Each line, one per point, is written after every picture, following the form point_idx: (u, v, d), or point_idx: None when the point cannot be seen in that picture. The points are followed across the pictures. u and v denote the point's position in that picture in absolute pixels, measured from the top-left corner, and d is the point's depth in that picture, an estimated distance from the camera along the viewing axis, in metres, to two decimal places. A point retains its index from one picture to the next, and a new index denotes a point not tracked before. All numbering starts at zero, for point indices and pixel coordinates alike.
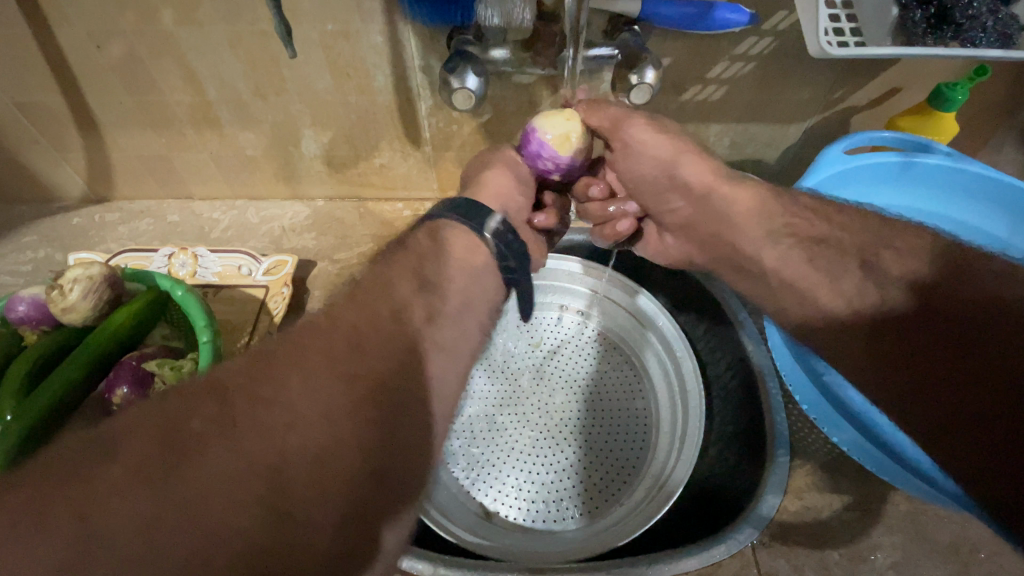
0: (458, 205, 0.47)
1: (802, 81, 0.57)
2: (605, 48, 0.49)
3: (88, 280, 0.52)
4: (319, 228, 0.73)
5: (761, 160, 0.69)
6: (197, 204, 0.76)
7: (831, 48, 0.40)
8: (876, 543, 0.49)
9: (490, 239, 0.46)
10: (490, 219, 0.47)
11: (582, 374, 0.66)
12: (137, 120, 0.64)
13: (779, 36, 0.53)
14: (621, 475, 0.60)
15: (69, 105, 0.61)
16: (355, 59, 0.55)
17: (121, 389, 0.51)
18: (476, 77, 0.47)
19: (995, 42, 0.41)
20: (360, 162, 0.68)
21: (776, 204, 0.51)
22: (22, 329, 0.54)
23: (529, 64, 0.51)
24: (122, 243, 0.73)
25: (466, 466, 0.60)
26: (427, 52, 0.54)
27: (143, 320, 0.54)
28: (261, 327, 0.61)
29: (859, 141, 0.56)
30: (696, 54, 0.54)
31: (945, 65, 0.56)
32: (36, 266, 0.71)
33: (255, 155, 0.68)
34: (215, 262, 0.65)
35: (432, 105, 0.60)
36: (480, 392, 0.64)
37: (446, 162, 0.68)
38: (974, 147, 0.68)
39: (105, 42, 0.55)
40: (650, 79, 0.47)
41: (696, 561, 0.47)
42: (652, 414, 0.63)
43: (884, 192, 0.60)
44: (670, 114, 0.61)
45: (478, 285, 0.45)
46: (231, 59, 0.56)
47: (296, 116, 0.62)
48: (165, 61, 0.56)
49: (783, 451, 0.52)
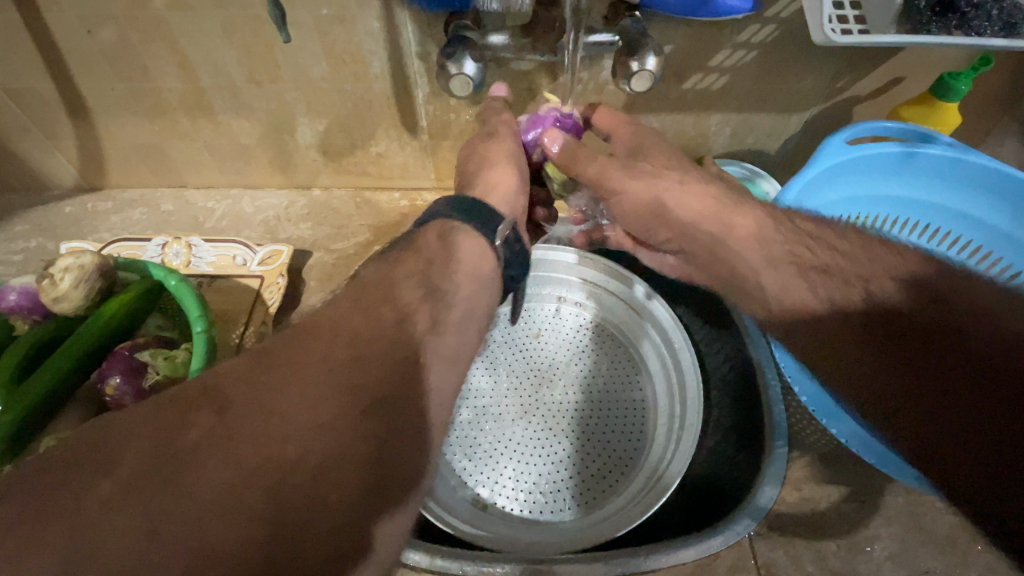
0: (464, 205, 0.44)
1: (805, 70, 0.57)
2: (605, 34, 0.48)
3: (80, 270, 0.51)
4: (315, 218, 0.72)
5: (762, 150, 0.68)
6: (191, 193, 0.75)
7: (836, 35, 0.39)
8: (874, 534, 0.49)
9: (498, 246, 0.44)
10: (500, 226, 0.45)
11: (580, 366, 0.66)
12: (130, 107, 0.63)
13: (781, 24, 0.52)
14: (619, 467, 0.60)
15: (60, 92, 0.60)
16: (351, 45, 0.54)
17: (115, 379, 0.50)
18: (475, 63, 0.46)
19: (1000, 30, 0.40)
20: (357, 150, 0.67)
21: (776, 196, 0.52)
22: (13, 319, 0.53)
23: (528, 50, 0.49)
24: (115, 232, 0.72)
25: (464, 458, 0.60)
26: (424, 39, 0.53)
27: (136, 309, 0.53)
28: (256, 318, 0.61)
29: (861, 131, 0.55)
30: (698, 42, 0.53)
31: (950, 55, 0.56)
32: (28, 256, 0.70)
33: (249, 143, 0.67)
34: (209, 252, 0.64)
35: (429, 92, 0.59)
36: (477, 384, 0.64)
37: (443, 151, 0.67)
38: (976, 139, 0.68)
39: (96, 27, 0.53)
40: (651, 65, 0.46)
41: (693, 552, 0.47)
42: (650, 405, 0.63)
43: (887, 183, 0.60)
44: (672, 102, 0.60)
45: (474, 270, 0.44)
46: (224, 45, 0.55)
47: (291, 103, 0.61)
48: (157, 46, 0.55)
49: (782, 442, 0.51)
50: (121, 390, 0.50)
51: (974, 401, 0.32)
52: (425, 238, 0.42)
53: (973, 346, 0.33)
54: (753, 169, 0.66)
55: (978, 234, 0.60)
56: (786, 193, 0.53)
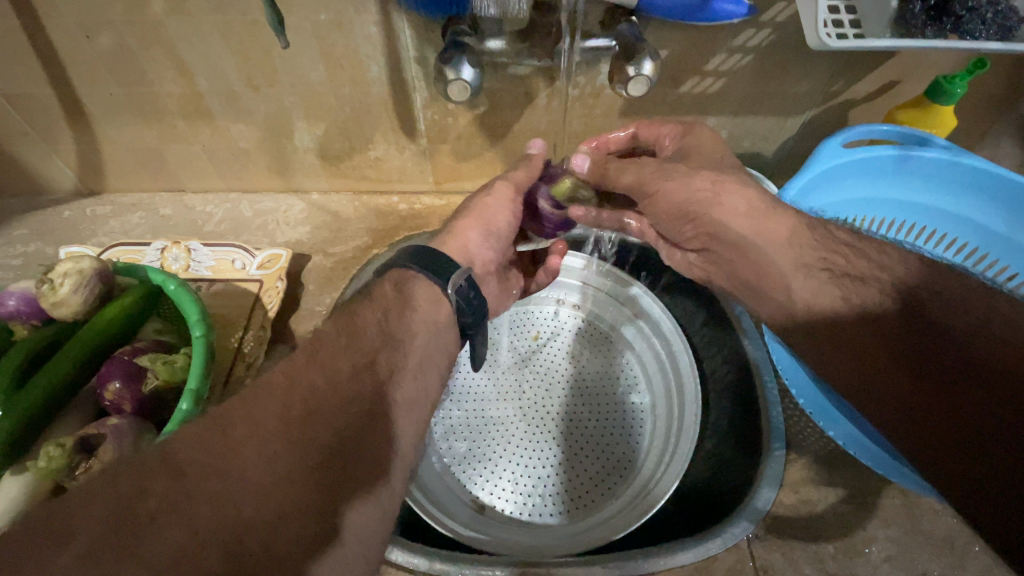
0: (422, 257, 0.47)
1: (801, 74, 0.57)
2: (602, 39, 0.49)
3: (79, 275, 0.51)
4: (314, 222, 0.72)
5: (760, 153, 0.68)
6: (190, 197, 0.75)
7: (830, 39, 0.40)
8: (871, 536, 0.49)
9: (451, 295, 0.46)
10: (454, 275, 0.47)
11: (579, 370, 0.66)
12: (129, 111, 0.63)
13: (777, 29, 0.52)
14: (615, 471, 0.60)
15: (59, 97, 0.61)
16: (349, 51, 0.55)
17: (114, 384, 0.50)
18: (472, 68, 0.46)
19: (996, 33, 0.41)
20: (355, 154, 0.68)
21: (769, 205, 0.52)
22: (13, 325, 0.53)
23: (525, 55, 0.50)
24: (114, 236, 0.72)
25: (462, 460, 0.60)
26: (422, 44, 0.54)
27: (136, 314, 0.53)
28: (255, 321, 0.61)
29: (858, 134, 0.56)
30: (694, 47, 0.54)
31: (944, 58, 0.56)
32: (27, 260, 0.70)
33: (248, 147, 0.67)
34: (208, 256, 0.65)
35: (427, 96, 0.59)
36: (475, 386, 0.64)
37: (441, 155, 0.68)
38: (972, 142, 0.68)
39: (95, 32, 0.54)
40: (648, 71, 0.46)
41: (691, 555, 0.47)
42: (648, 408, 0.63)
43: (883, 186, 0.60)
44: (669, 107, 0.61)
45: (441, 305, 0.46)
46: (223, 50, 0.55)
47: (289, 108, 0.61)
48: (156, 51, 0.55)
49: (779, 445, 0.52)
50: (120, 395, 0.50)
51: (980, 427, 0.34)
52: (382, 288, 0.45)
53: (977, 378, 0.36)
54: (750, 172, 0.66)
55: (975, 236, 0.60)
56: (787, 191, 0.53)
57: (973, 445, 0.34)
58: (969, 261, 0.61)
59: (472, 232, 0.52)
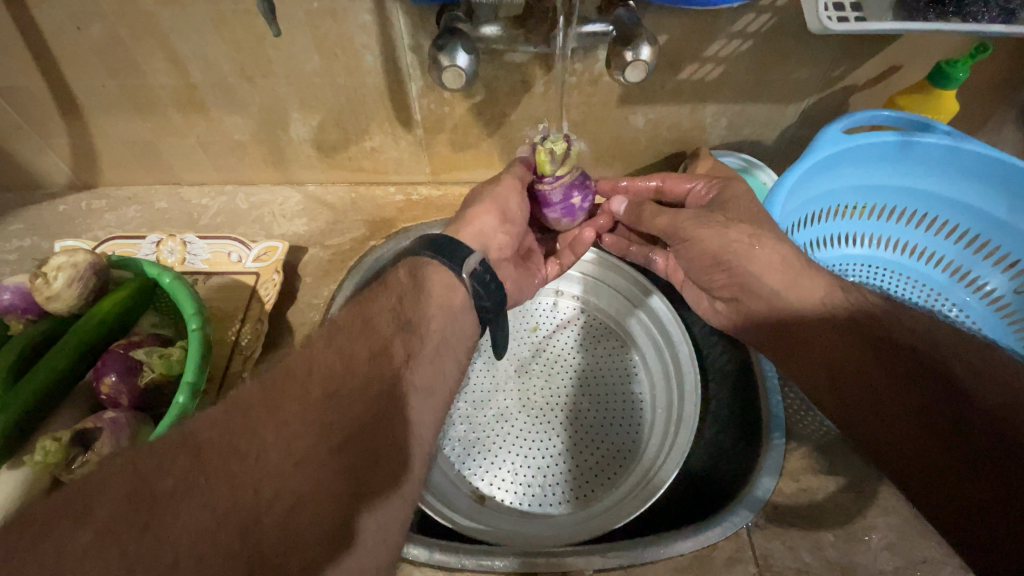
0: (437, 243, 0.47)
1: (801, 59, 0.56)
2: (599, 25, 0.47)
3: (73, 268, 0.50)
4: (311, 214, 0.72)
5: (759, 141, 0.68)
6: (186, 190, 0.74)
7: (832, 23, 0.39)
8: (871, 524, 0.49)
9: (467, 279, 0.46)
10: (467, 259, 0.47)
11: (579, 362, 0.65)
12: (122, 104, 0.62)
13: (777, 13, 0.52)
14: (614, 463, 0.60)
15: (52, 90, 0.60)
16: (343, 40, 0.54)
17: (110, 378, 0.50)
18: (467, 55, 0.45)
19: (998, 16, 0.40)
20: (351, 146, 0.67)
21: (764, 202, 0.51)
22: (7, 319, 0.53)
23: (521, 42, 0.49)
24: (109, 230, 0.71)
25: (463, 451, 0.60)
26: (417, 32, 0.53)
27: (130, 307, 0.53)
28: (252, 315, 0.61)
29: (858, 120, 0.55)
30: (694, 31, 0.53)
31: (946, 42, 0.56)
32: (22, 255, 0.69)
33: (243, 140, 0.66)
34: (204, 249, 0.64)
35: (423, 85, 0.59)
36: (476, 377, 0.64)
37: (438, 145, 0.67)
38: (974, 127, 0.68)
39: (86, 23, 0.53)
40: (645, 56, 0.46)
41: (691, 544, 0.47)
42: (649, 398, 0.63)
43: (884, 173, 0.60)
44: (668, 94, 0.60)
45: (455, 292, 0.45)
46: (216, 40, 0.54)
47: (283, 99, 0.61)
48: (147, 42, 0.55)
49: (779, 435, 0.53)
50: (116, 388, 0.50)
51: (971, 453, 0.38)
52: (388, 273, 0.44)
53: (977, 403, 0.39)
54: (749, 159, 0.67)
55: (976, 222, 0.59)
56: (774, 207, 0.51)
57: (960, 470, 0.38)
58: (971, 248, 0.61)
59: (487, 217, 0.52)
